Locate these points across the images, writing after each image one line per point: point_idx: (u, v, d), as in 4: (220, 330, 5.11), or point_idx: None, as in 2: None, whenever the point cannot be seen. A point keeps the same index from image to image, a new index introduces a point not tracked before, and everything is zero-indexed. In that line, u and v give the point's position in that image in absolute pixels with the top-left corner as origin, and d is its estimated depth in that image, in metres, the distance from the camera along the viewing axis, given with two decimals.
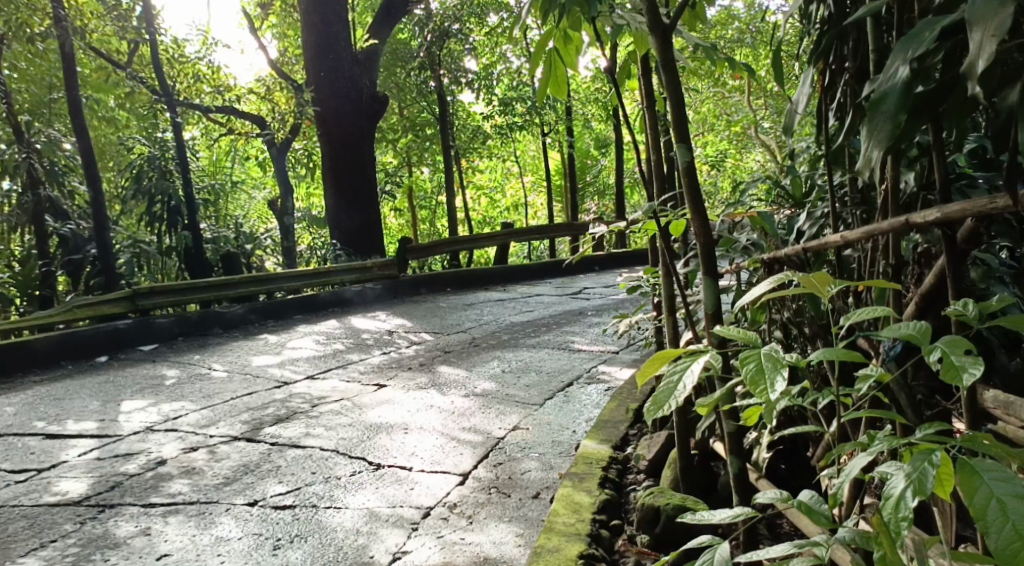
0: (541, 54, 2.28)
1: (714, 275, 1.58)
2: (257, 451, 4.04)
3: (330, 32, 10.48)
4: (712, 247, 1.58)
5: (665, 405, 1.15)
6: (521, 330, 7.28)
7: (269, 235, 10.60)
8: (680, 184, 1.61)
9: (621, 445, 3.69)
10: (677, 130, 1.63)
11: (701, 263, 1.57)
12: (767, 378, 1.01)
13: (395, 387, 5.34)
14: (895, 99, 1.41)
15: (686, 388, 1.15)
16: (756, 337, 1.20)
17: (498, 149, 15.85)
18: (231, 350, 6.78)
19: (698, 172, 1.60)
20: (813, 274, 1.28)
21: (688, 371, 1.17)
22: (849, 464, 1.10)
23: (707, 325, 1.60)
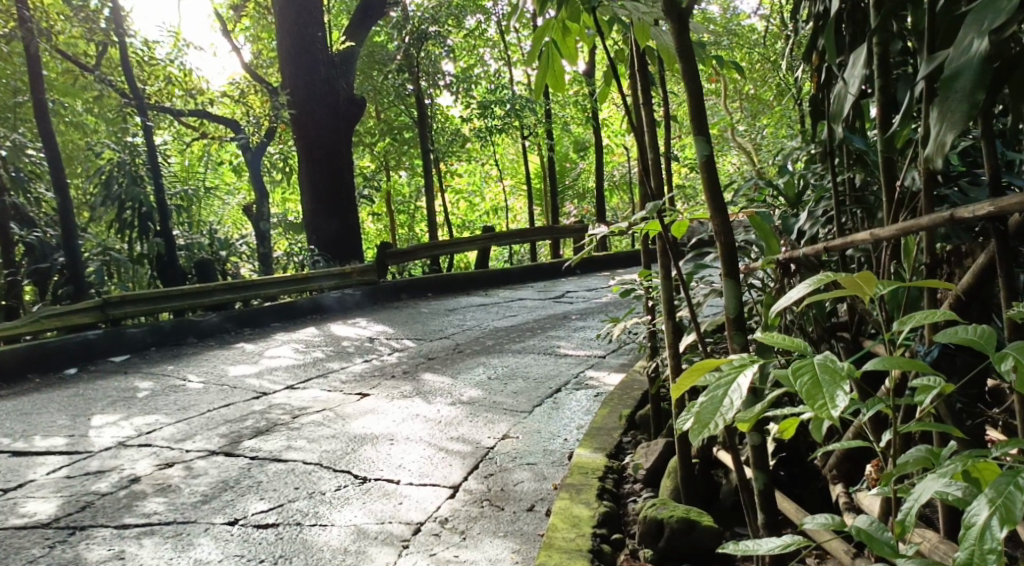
0: (543, 36, 2.16)
1: (735, 276, 1.47)
2: (237, 465, 3.87)
3: (305, 34, 10.29)
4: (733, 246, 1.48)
5: (710, 423, 1.04)
6: (505, 335, 7.17)
7: (244, 241, 10.38)
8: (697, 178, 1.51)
9: (616, 454, 3.59)
10: (694, 121, 1.54)
11: (721, 263, 1.47)
12: (828, 392, 0.90)
13: (379, 396, 5.20)
14: (972, 75, 1.30)
15: (733, 404, 1.04)
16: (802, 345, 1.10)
17: (476, 152, 15.73)
18: (206, 360, 6.58)
19: (716, 165, 1.50)
20: (856, 276, 1.19)
21: (734, 385, 1.06)
22: (917, 489, 1.03)
23: (729, 330, 1.49)
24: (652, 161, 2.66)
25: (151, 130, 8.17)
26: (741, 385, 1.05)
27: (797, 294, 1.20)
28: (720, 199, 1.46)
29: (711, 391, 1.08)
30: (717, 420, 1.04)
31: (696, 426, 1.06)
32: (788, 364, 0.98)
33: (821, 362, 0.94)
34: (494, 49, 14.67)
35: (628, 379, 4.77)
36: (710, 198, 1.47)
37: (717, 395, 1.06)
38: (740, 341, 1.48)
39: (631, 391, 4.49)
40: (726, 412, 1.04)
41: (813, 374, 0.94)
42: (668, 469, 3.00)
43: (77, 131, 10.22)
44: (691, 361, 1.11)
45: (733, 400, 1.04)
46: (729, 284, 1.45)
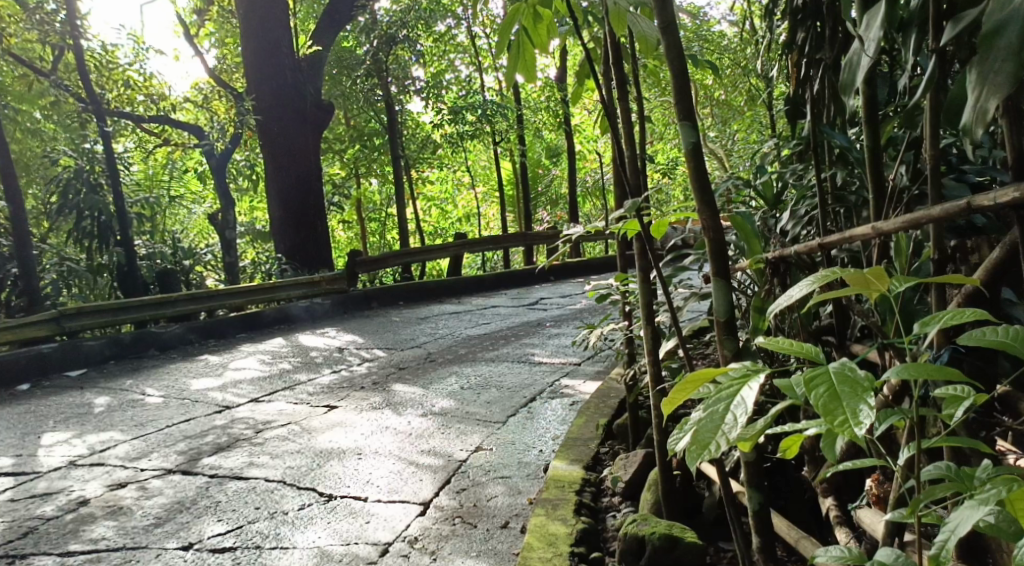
0: (515, 17, 2.00)
1: (726, 277, 1.35)
2: (194, 484, 3.67)
3: (271, 38, 10.07)
4: (724, 243, 1.35)
5: (711, 444, 0.90)
6: (478, 343, 7.00)
7: (209, 250, 10.09)
8: (683, 169, 1.38)
9: (593, 466, 3.45)
10: (680, 103, 1.40)
11: (711, 263, 1.35)
12: (850, 407, 0.81)
13: (347, 409, 5.00)
14: (1019, 26, 1.23)
15: (738, 421, 0.90)
16: (813, 353, 0.98)
17: (449, 159, 15.59)
18: (168, 373, 6.33)
19: (704, 155, 1.37)
20: (868, 271, 1.06)
21: (737, 398, 0.92)
22: (956, 521, 0.93)
23: (719, 335, 1.36)
24: (631, 158, 2.51)
25: (110, 136, 7.89)
26: (747, 396, 0.92)
27: (797, 293, 1.07)
28: (710, 190, 1.34)
29: (711, 404, 0.95)
30: (719, 439, 0.91)
31: (694, 448, 0.92)
32: (802, 376, 0.89)
33: (839, 372, 0.85)
34: (465, 55, 14.59)
35: (605, 386, 4.64)
36: (701, 188, 1.35)
37: (719, 412, 0.92)
38: (731, 346, 1.36)
39: (609, 399, 4.36)
40: (731, 432, 0.90)
41: (830, 385, 0.85)
42: (649, 481, 2.87)
43: (34, 139, 9.89)
44: (687, 374, 0.97)
45: (739, 418, 0.90)
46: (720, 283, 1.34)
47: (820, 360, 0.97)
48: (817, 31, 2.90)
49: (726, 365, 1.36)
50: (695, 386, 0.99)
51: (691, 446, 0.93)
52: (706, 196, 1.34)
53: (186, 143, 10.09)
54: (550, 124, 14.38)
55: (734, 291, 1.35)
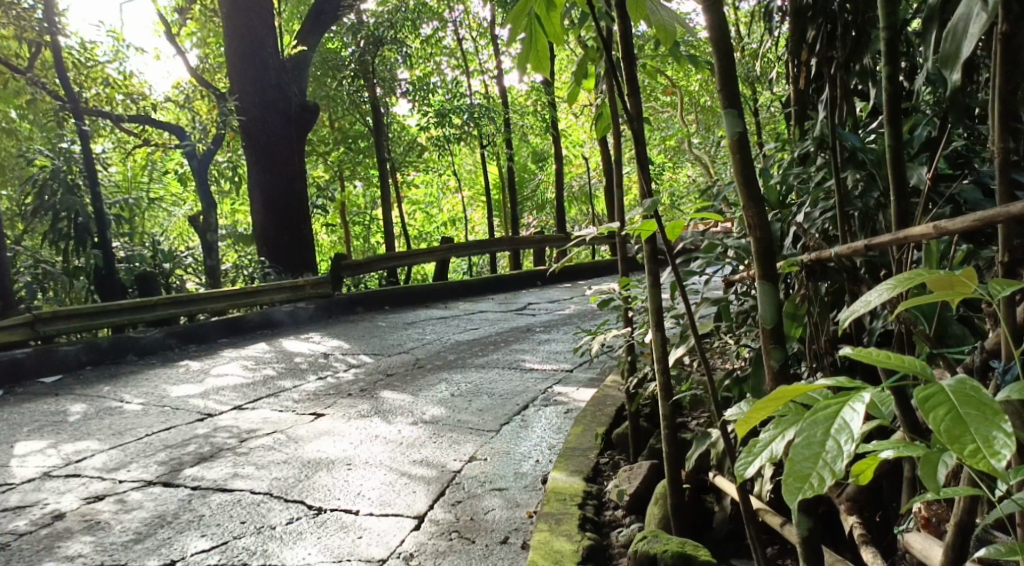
0: (520, 26, 1.96)
1: (773, 281, 1.34)
2: (176, 497, 3.50)
3: (255, 37, 9.90)
4: (770, 246, 1.35)
5: (815, 477, 0.79)
6: (467, 349, 6.86)
7: (191, 253, 9.87)
8: (728, 167, 1.35)
9: (594, 477, 3.34)
10: (725, 94, 1.37)
11: (756, 266, 1.35)
12: (980, 435, 0.75)
13: (335, 417, 4.85)
14: None
15: (843, 449, 0.78)
16: (910, 365, 0.88)
17: (434, 162, 15.45)
18: (147, 380, 6.12)
19: (749, 151, 1.34)
20: (958, 273, 0.96)
21: (838, 421, 0.80)
22: None
23: (764, 340, 1.39)
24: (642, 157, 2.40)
25: (89, 135, 7.68)
26: (852, 416, 0.79)
27: (873, 298, 0.96)
28: (756, 188, 1.32)
29: (803, 426, 0.82)
30: (820, 470, 0.79)
31: (790, 479, 0.81)
32: (915, 398, 0.81)
33: (960, 392, 0.79)
34: (451, 58, 14.49)
35: (601, 394, 4.52)
36: (746, 188, 1.33)
37: (819, 438, 0.80)
38: (778, 354, 1.37)
39: (606, 408, 4.24)
40: (838, 463, 0.78)
41: (950, 407, 0.78)
42: (655, 495, 2.78)
43: (9, 138, 9.62)
44: (771, 391, 0.83)
45: (848, 444, 0.78)
46: (765, 286, 1.34)
47: (925, 375, 0.87)
48: (828, 30, 2.82)
49: (772, 373, 1.37)
50: (778, 405, 0.85)
51: (787, 476, 0.81)
52: (751, 196, 1.32)
53: (168, 144, 9.87)
54: (536, 128, 14.30)
55: (780, 294, 1.35)
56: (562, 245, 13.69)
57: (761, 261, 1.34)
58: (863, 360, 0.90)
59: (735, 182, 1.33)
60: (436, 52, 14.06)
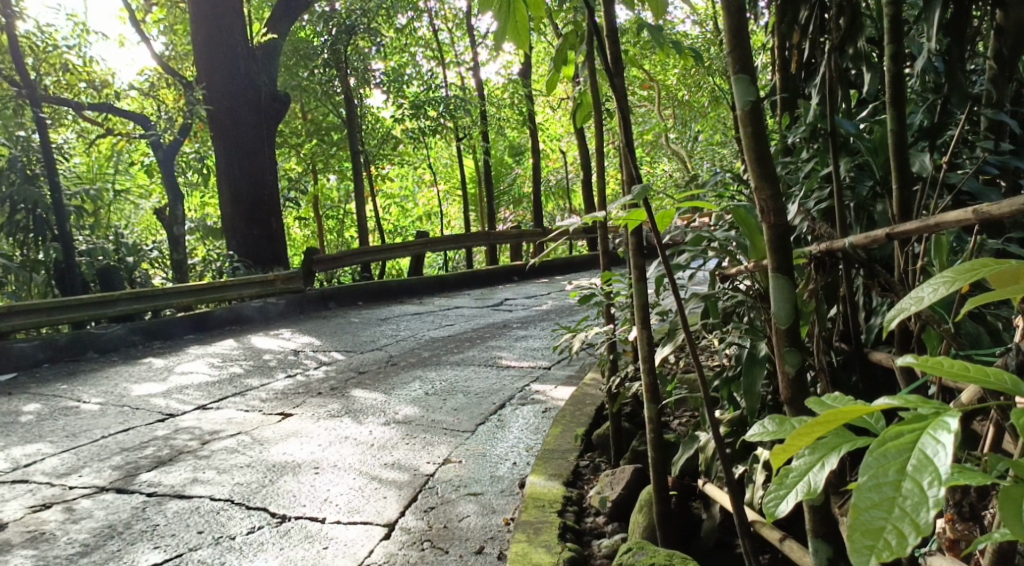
0: None
1: (788, 277, 1.22)
2: (130, 505, 3.28)
3: (223, 24, 9.60)
4: (786, 235, 1.23)
5: (894, 535, 0.64)
6: (442, 345, 6.68)
7: (156, 246, 9.53)
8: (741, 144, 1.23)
9: (573, 481, 3.19)
10: (735, 58, 1.24)
11: (770, 257, 1.23)
12: None
13: (303, 417, 4.64)
14: None
15: (932, 497, 0.63)
16: (983, 376, 0.73)
17: (410, 155, 15.18)
18: (106, 378, 5.85)
19: (765, 126, 1.22)
20: None
21: (918, 456, 0.66)
22: None
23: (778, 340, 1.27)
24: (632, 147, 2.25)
25: (46, 123, 7.34)
26: (937, 451, 0.65)
27: (924, 297, 0.80)
28: (770, 166, 1.19)
29: (869, 461, 0.68)
30: (895, 524, 0.66)
31: (857, 532, 0.68)
32: None
33: None
34: (427, 49, 14.26)
35: (580, 392, 4.37)
36: (758, 167, 1.20)
37: (893, 477, 0.66)
38: (793, 358, 1.25)
39: (585, 407, 4.09)
40: (922, 513, 0.64)
41: None
42: (639, 502, 2.64)
43: None
44: (826, 413, 0.65)
45: (933, 490, 0.64)
46: (778, 279, 1.22)
47: (1005, 389, 0.72)
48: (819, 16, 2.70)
49: (787, 380, 1.24)
50: (830, 432, 0.68)
51: (852, 525, 0.68)
52: (765, 174, 1.19)
53: (132, 134, 9.54)
54: (513, 121, 14.13)
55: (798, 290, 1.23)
56: (538, 239, 13.54)
57: (775, 250, 1.22)
58: (930, 374, 0.74)
59: (748, 161, 1.20)
60: (410, 42, 13.83)
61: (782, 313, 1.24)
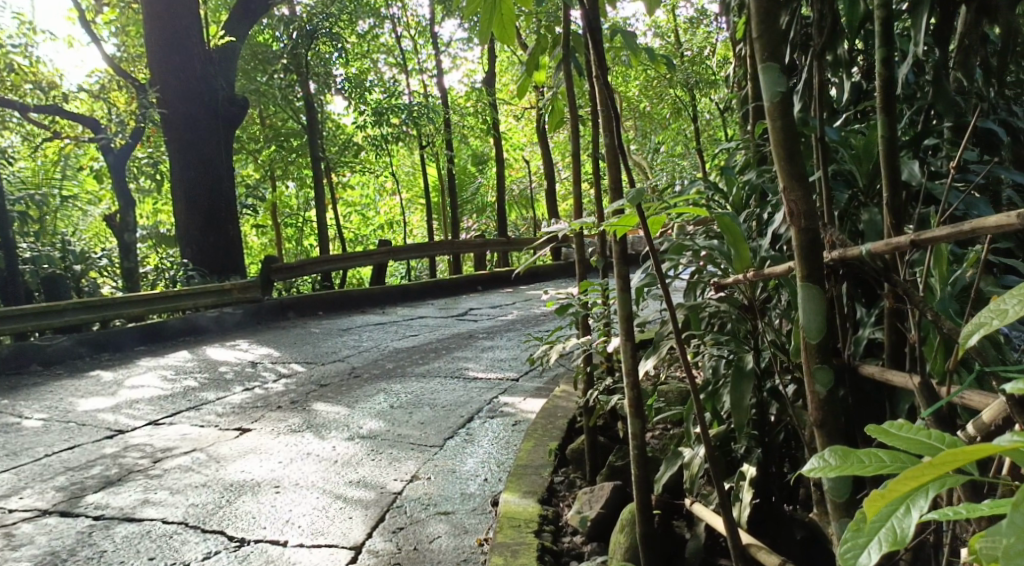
0: None
1: (816, 282, 1.28)
2: (75, 530, 3.06)
3: (179, 26, 9.32)
4: (815, 238, 1.28)
5: None
6: (406, 356, 6.50)
7: (106, 254, 9.16)
8: (772, 145, 1.30)
9: (548, 498, 3.07)
10: (766, 53, 1.32)
11: (799, 262, 1.29)
12: None
13: (262, 432, 4.43)
14: None
15: None
16: None
17: (372, 163, 14.97)
18: (51, 392, 5.54)
19: (796, 127, 1.28)
20: None
21: None
22: None
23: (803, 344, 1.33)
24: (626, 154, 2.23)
25: None
26: None
27: (1006, 309, 0.73)
28: (800, 166, 1.27)
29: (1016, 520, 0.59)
30: None
31: None
32: None
33: None
34: (389, 56, 14.10)
35: (551, 405, 4.26)
36: (789, 176, 1.27)
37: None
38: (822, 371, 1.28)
39: (557, 420, 3.97)
40: None
41: None
42: (621, 521, 2.53)
43: None
44: (944, 456, 0.58)
45: None
46: (806, 289, 1.27)
47: None
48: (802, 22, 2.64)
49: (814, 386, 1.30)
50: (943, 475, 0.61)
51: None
52: (795, 184, 1.26)
53: (81, 137, 9.17)
54: (477, 129, 14.04)
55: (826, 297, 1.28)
56: (502, 248, 13.45)
57: (805, 259, 1.27)
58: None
59: (778, 173, 1.27)
60: (372, 49, 13.66)
61: (809, 324, 1.28)
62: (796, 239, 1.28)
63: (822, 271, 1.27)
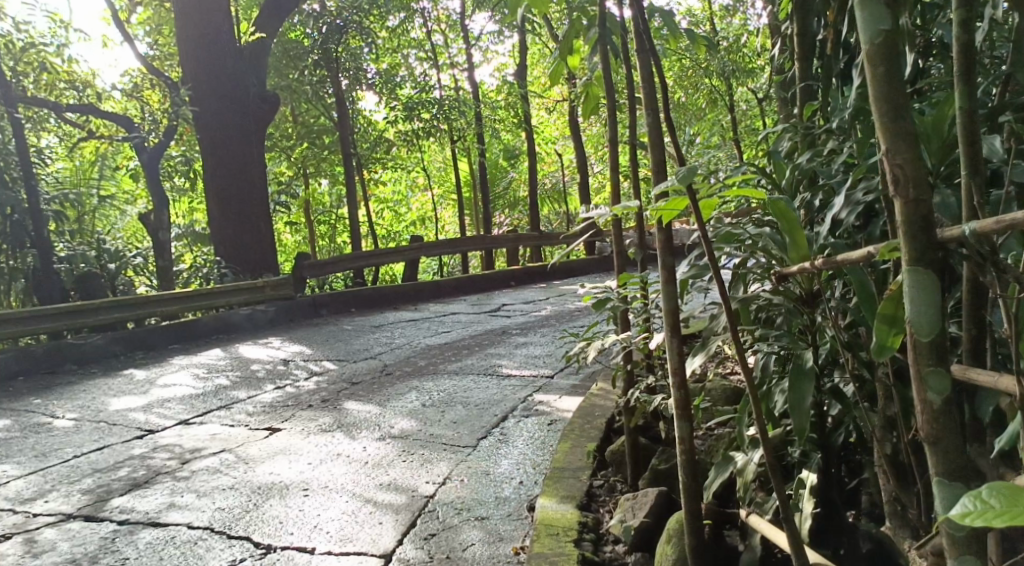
0: None
1: (927, 264, 1.02)
2: (99, 535, 2.98)
3: (210, 23, 9.34)
4: (926, 213, 1.03)
5: None
6: (439, 353, 6.38)
7: (141, 253, 9.20)
8: (872, 102, 1.06)
9: (587, 504, 2.90)
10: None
11: (904, 240, 1.03)
12: None
13: (293, 432, 4.34)
14: None
15: None
16: None
17: (404, 159, 14.92)
18: (83, 392, 5.52)
19: (898, 80, 1.04)
20: None
21: None
22: None
23: (912, 344, 1.05)
24: (672, 133, 2.03)
25: (22, 126, 7.03)
26: None
27: None
28: (907, 123, 1.02)
29: None
30: None
31: None
32: None
33: None
34: (420, 50, 14.06)
35: (588, 404, 4.09)
36: (889, 139, 1.04)
37: None
38: (939, 385, 1.02)
39: (595, 420, 3.79)
40: None
41: None
42: (667, 531, 2.36)
43: None
44: None
45: None
46: (915, 273, 1.02)
47: None
48: None
49: (926, 397, 1.04)
50: None
51: None
52: (901, 146, 1.02)
53: (114, 136, 9.21)
54: (509, 122, 13.92)
55: (941, 284, 1.02)
56: (535, 244, 13.28)
57: (913, 237, 1.03)
58: None
59: (878, 136, 1.03)
60: (402, 44, 13.63)
61: (917, 318, 1.02)
62: (901, 212, 1.04)
63: (935, 250, 1.03)
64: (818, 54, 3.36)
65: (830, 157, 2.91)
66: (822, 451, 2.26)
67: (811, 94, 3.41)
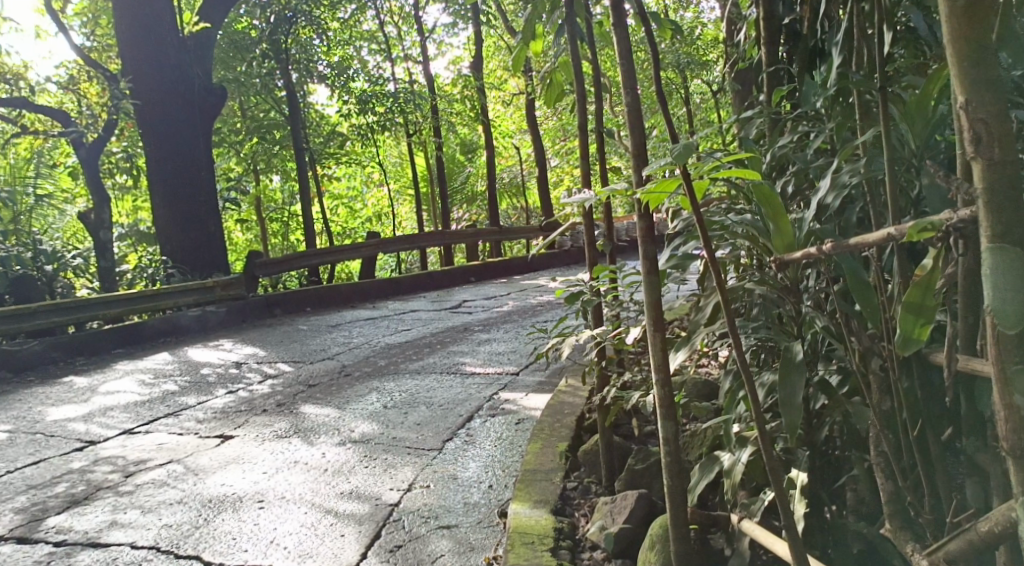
0: None
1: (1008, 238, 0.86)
2: (32, 559, 2.73)
3: (151, 11, 8.93)
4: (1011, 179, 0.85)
5: None
6: (399, 352, 6.18)
7: (81, 253, 8.75)
8: (943, 37, 0.85)
9: (561, 508, 2.76)
10: None
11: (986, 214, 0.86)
12: None
13: (247, 439, 4.10)
14: None
15: None
16: None
17: (359, 154, 14.64)
18: (19, 401, 5.18)
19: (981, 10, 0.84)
20: None
21: None
22: None
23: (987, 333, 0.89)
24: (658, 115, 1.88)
25: None
26: None
27: None
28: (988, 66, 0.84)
29: None
30: None
31: None
32: None
33: None
34: (372, 43, 13.83)
35: (556, 401, 3.94)
36: (967, 88, 0.83)
37: None
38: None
39: (564, 418, 3.65)
40: None
41: None
42: (651, 537, 2.22)
43: None
44: None
45: None
46: (999, 253, 0.85)
47: None
48: None
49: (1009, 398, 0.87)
50: None
51: None
52: (988, 97, 0.82)
53: (49, 131, 8.75)
54: (464, 115, 13.75)
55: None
56: (495, 238, 13.13)
57: (994, 213, 0.86)
58: None
59: (958, 85, 0.82)
60: (355, 37, 13.37)
61: (1003, 306, 0.85)
62: (981, 179, 0.86)
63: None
64: (787, 38, 3.27)
65: (804, 142, 2.81)
66: (809, 447, 2.14)
67: (780, 79, 3.31)
